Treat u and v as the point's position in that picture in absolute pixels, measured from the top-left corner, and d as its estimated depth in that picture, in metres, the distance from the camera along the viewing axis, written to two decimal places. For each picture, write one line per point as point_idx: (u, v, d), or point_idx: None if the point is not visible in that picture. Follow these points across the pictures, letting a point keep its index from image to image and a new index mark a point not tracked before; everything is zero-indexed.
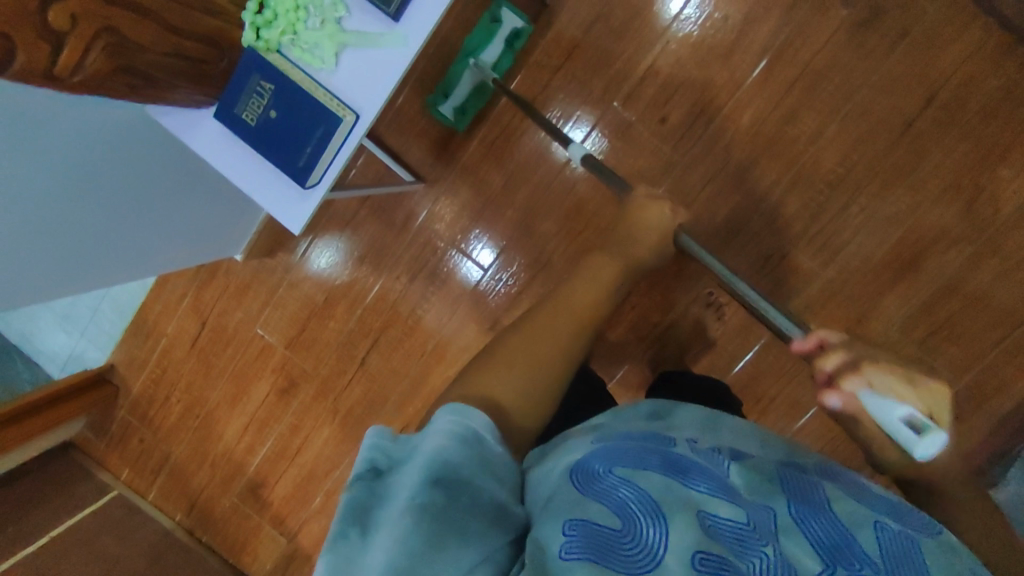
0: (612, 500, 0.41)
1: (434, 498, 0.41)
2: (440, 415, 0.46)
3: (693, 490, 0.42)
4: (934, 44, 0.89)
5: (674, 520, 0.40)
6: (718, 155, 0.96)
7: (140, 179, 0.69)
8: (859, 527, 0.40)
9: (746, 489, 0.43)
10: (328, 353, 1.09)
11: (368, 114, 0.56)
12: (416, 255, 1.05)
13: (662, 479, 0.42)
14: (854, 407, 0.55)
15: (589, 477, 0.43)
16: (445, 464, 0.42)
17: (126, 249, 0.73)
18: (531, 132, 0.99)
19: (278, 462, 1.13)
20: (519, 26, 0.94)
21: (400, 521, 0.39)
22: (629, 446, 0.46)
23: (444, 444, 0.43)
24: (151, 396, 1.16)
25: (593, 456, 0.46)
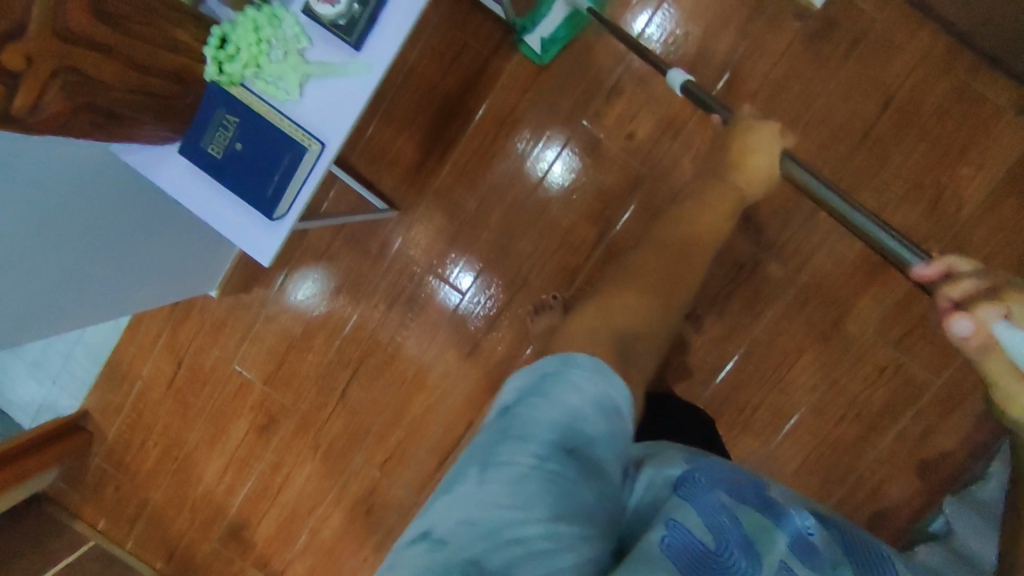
0: (710, 518, 0.43)
1: (563, 462, 0.45)
2: (573, 374, 0.50)
3: (788, 530, 0.43)
4: (885, 52, 0.92)
5: (765, 556, 0.41)
6: (688, 167, 0.97)
7: (113, 220, 0.68)
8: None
9: (836, 549, 0.43)
10: (307, 387, 1.08)
11: (334, 143, 0.57)
12: (392, 283, 1.04)
13: (756, 511, 0.44)
14: (983, 339, 0.50)
15: (692, 489, 0.46)
16: (577, 433, 0.47)
17: (101, 290, 0.72)
18: (502, 154, 1.00)
19: (261, 502, 1.10)
20: None
21: (525, 472, 0.45)
22: (727, 475, 0.48)
23: (579, 407, 0.48)
24: (127, 441, 1.13)
25: (696, 472, 0.48)
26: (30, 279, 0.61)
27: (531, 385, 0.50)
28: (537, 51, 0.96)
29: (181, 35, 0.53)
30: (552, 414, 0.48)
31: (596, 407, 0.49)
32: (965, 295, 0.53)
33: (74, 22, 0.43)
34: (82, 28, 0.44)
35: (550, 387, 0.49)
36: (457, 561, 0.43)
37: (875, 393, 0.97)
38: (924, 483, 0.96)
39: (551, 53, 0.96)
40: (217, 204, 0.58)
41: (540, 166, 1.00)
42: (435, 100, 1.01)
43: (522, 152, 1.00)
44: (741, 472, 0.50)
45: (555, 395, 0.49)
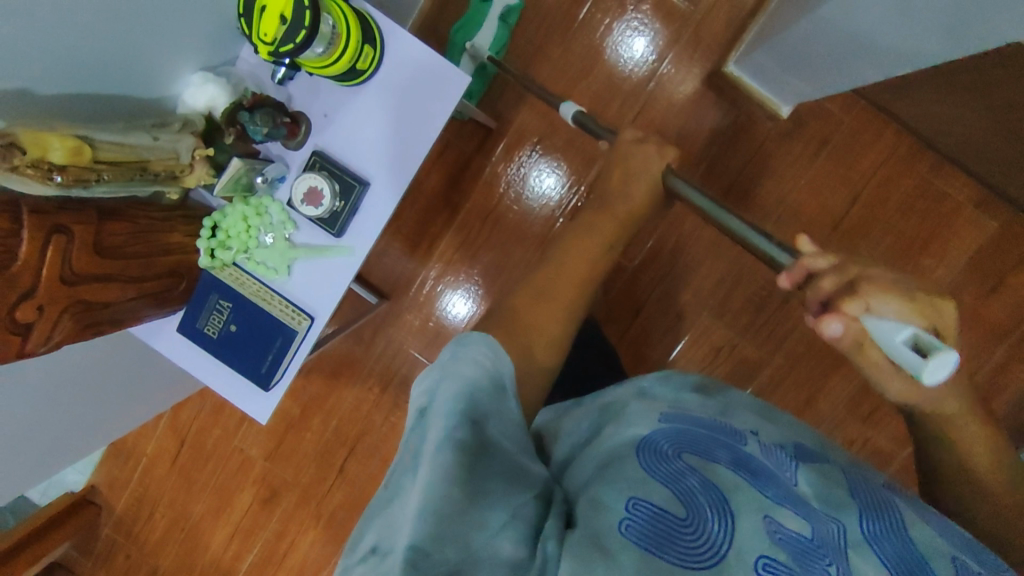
0: (677, 486, 0.42)
1: (469, 435, 0.43)
2: (466, 350, 0.48)
3: (765, 494, 0.42)
4: (854, 150, 0.97)
5: (740, 517, 0.40)
6: (666, 259, 1.03)
7: (114, 379, 0.72)
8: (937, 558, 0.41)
9: (816, 500, 0.44)
10: (307, 463, 1.13)
11: (322, 317, 0.60)
12: (385, 365, 1.09)
13: (732, 474, 0.43)
14: (860, 336, 0.42)
15: (658, 456, 0.45)
16: (479, 402, 0.45)
17: (95, 426, 0.77)
18: (489, 244, 1.03)
19: (267, 568, 1.16)
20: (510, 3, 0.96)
21: (439, 453, 0.41)
22: (696, 435, 0.48)
23: (474, 380, 0.46)
24: (135, 513, 1.18)
25: (659, 435, 0.47)
26: (33, 446, 0.66)
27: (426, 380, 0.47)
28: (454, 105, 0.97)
29: (174, 236, 0.56)
30: (452, 388, 0.45)
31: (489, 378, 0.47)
32: (827, 292, 0.44)
33: (77, 265, 0.47)
34: (83, 267, 0.48)
35: (443, 371, 0.47)
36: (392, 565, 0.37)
37: None
38: None
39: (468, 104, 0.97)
40: (214, 377, 0.62)
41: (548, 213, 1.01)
42: (422, 192, 1.04)
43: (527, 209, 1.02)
44: (720, 431, 0.50)
45: (449, 369, 0.47)
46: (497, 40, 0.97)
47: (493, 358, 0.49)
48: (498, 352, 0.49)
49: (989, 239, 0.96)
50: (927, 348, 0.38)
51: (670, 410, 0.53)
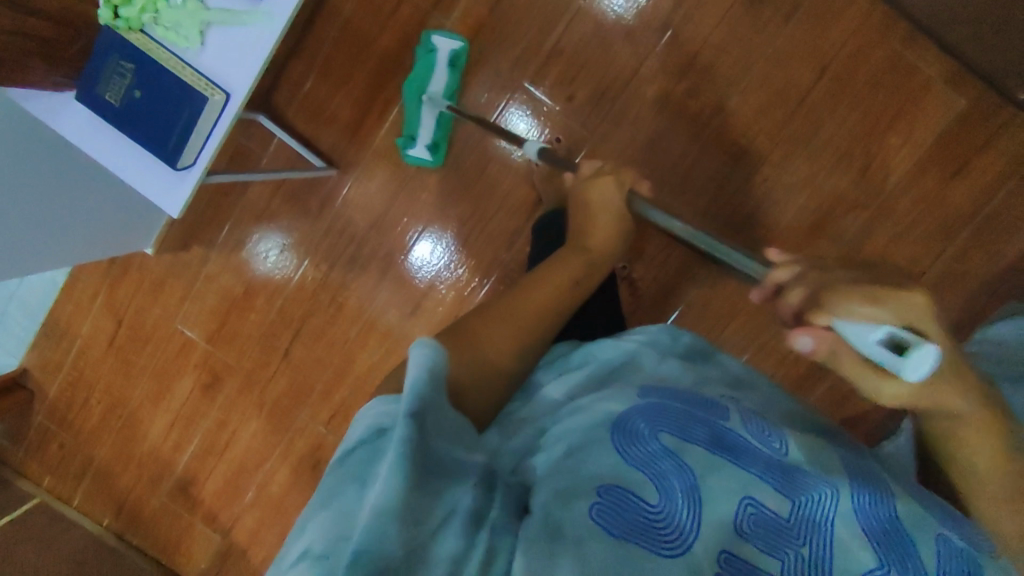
0: (648, 471, 0.48)
1: (412, 442, 0.41)
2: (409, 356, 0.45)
3: (747, 471, 0.48)
4: (823, 20, 0.94)
5: (709, 505, 0.46)
6: (624, 131, 0.98)
7: (34, 180, 0.70)
8: (926, 539, 0.46)
9: (808, 462, 0.50)
10: (250, 346, 1.08)
11: (237, 93, 0.68)
12: (334, 243, 1.04)
13: (704, 454, 0.49)
14: (834, 345, 0.52)
15: (633, 435, 0.49)
16: (419, 408, 0.42)
17: (21, 251, 0.73)
18: (445, 113, 1.00)
19: (207, 458, 1.13)
20: (455, 47, 0.97)
21: (379, 469, 0.40)
22: (676, 412, 0.52)
23: (423, 382, 0.44)
24: (69, 399, 1.13)
25: (636, 412, 0.51)
26: None
27: None
28: (427, 157, 0.99)
29: None
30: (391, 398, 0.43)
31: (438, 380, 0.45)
32: (800, 305, 0.55)
33: None
34: None
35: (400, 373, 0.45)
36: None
37: (803, 352, 1.00)
38: None
39: (441, 152, 0.99)
40: (121, 152, 0.69)
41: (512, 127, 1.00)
42: (375, 55, 1.01)
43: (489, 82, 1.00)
44: (695, 401, 0.54)
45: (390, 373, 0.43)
46: (450, 86, 0.97)
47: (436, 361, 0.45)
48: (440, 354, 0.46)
49: (958, 116, 0.93)
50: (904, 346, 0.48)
51: (647, 386, 0.56)
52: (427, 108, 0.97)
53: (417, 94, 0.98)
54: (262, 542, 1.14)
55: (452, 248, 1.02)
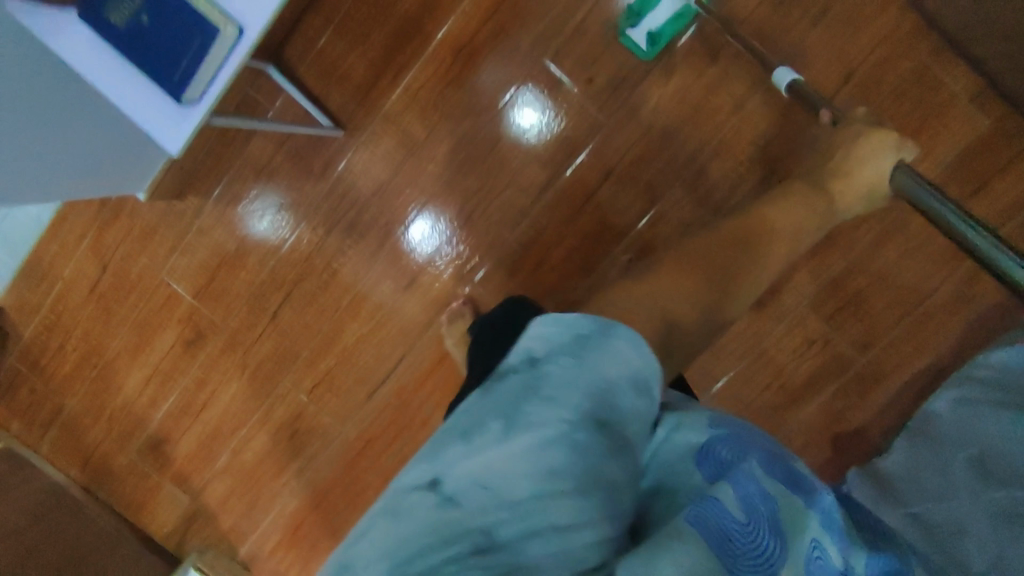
0: (739, 492, 0.37)
1: (595, 435, 0.39)
2: (620, 343, 0.43)
3: (813, 514, 0.38)
4: (850, 26, 0.93)
5: (793, 540, 0.36)
6: (640, 121, 0.97)
7: (32, 105, 0.69)
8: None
9: (861, 536, 0.39)
10: (238, 305, 1.04)
11: (251, 28, 0.66)
12: (334, 207, 1.01)
13: (791, 492, 0.38)
14: None
15: (718, 460, 0.39)
16: (611, 407, 0.41)
17: (10, 178, 0.73)
18: (461, 85, 0.98)
19: (182, 418, 1.09)
20: None
21: (552, 445, 0.38)
22: (755, 441, 0.42)
23: (623, 381, 0.42)
24: (44, 343, 1.08)
25: (718, 437, 0.41)
26: None
27: (560, 338, 0.43)
28: (643, 46, 0.93)
29: None
30: (587, 382, 0.41)
31: (635, 382, 0.43)
32: None
33: None
34: None
35: (588, 351, 0.42)
36: (465, 540, 0.36)
37: (801, 365, 0.98)
38: (836, 457, 0.96)
39: (656, 47, 0.93)
40: (122, 81, 0.68)
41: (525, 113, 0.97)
42: (394, 17, 0.99)
43: (508, 54, 0.97)
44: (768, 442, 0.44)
45: (600, 354, 0.42)
46: None
47: (646, 359, 0.44)
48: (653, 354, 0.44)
49: (978, 136, 0.92)
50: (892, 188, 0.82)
51: (717, 417, 0.45)
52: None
53: None
54: (230, 509, 1.11)
55: (456, 223, 1.00)
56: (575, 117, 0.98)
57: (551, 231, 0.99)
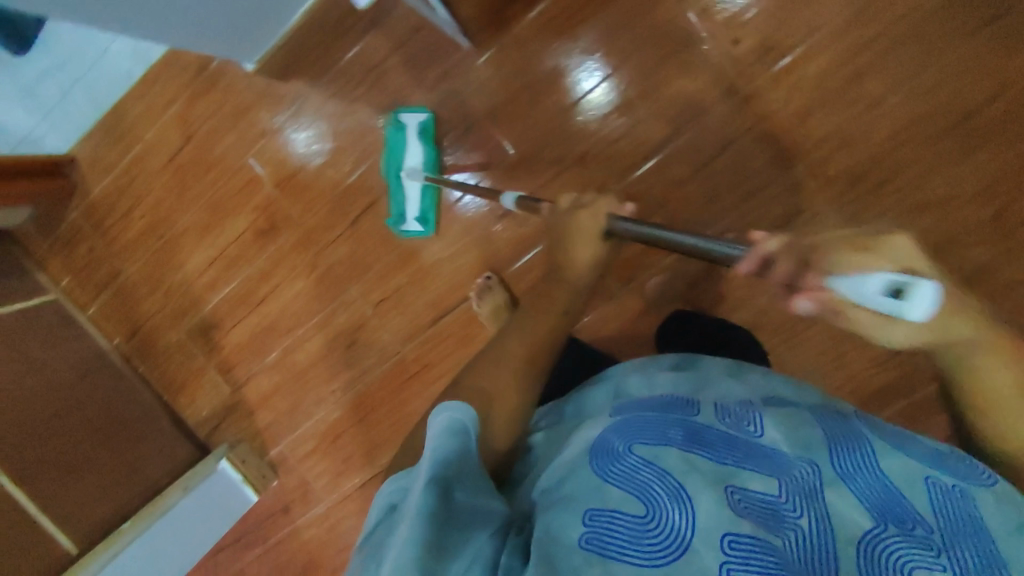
0: (630, 485, 0.48)
1: (446, 499, 0.48)
2: (439, 413, 0.56)
3: (722, 466, 0.48)
4: (1015, 40, 0.86)
5: (696, 498, 0.46)
6: (779, 95, 0.92)
7: None
8: (913, 485, 0.46)
9: (794, 447, 0.50)
10: (320, 203, 1.00)
11: None
12: (440, 122, 0.96)
13: (681, 454, 0.49)
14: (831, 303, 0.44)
15: (612, 457, 0.51)
16: (450, 467, 0.50)
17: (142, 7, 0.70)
18: (599, 21, 0.92)
19: (238, 307, 1.06)
20: (422, 120, 0.94)
21: (414, 522, 0.46)
22: (647, 425, 0.54)
23: (438, 444, 0.52)
24: (111, 203, 1.05)
25: (613, 436, 0.54)
26: None
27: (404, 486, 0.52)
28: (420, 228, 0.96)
29: None
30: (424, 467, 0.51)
31: (448, 432, 0.54)
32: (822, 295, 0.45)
33: None
34: None
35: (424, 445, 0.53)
36: None
37: (879, 375, 0.94)
38: None
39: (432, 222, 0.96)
40: None
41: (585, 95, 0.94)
42: None
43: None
44: (677, 408, 0.57)
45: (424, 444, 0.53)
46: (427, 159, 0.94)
47: (462, 415, 0.56)
48: (464, 409, 0.56)
49: None
50: (904, 288, 0.39)
51: (615, 416, 0.58)
52: (409, 184, 0.94)
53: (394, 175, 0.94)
54: (271, 407, 1.09)
55: (561, 165, 0.95)
56: (712, 78, 0.92)
57: (654, 194, 0.93)
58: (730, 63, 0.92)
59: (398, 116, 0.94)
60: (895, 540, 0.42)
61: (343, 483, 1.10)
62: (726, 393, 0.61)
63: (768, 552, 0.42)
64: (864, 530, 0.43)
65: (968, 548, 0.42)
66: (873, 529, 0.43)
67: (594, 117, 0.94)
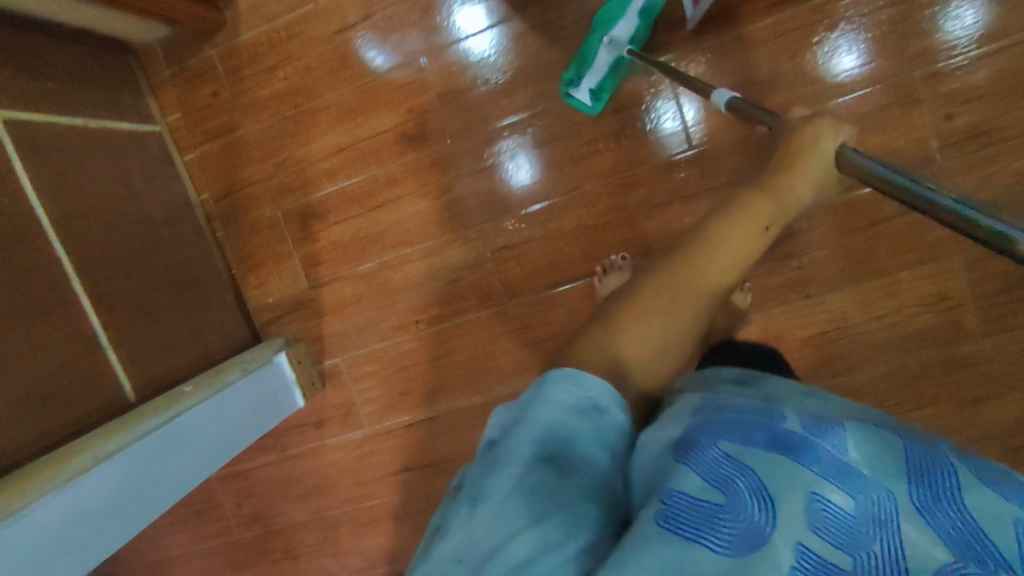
0: (709, 474, 0.39)
1: (545, 473, 0.43)
2: (556, 379, 0.49)
3: (803, 467, 0.38)
4: None
5: (782, 502, 0.37)
6: (976, 178, 0.87)
7: None
8: (1010, 525, 0.32)
9: (866, 458, 0.38)
10: (479, 129, 0.96)
11: None
12: (635, 90, 0.93)
13: (765, 454, 0.39)
14: None
15: (693, 449, 0.41)
16: (561, 442, 0.45)
17: None
18: (824, 48, 0.88)
19: (351, 204, 1.00)
20: (627, 36, 0.89)
21: (512, 494, 0.42)
22: (732, 416, 0.44)
23: (561, 414, 0.47)
24: (256, 54, 0.99)
25: (701, 428, 0.43)
26: None
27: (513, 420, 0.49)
28: (589, 102, 0.92)
29: None
30: (531, 430, 0.46)
31: (575, 409, 0.47)
32: None
33: None
34: None
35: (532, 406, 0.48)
36: None
37: None
38: None
39: (600, 103, 0.92)
40: None
41: (679, 127, 0.92)
42: None
43: (894, 49, 0.87)
44: (753, 411, 0.44)
45: (537, 407, 0.48)
46: (639, 31, 0.90)
47: (586, 385, 0.49)
48: (590, 378, 0.49)
49: None
50: None
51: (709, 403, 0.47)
52: (601, 53, 0.89)
53: (597, 34, 0.88)
54: (344, 316, 1.03)
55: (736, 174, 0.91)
56: (915, 145, 0.88)
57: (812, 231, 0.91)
58: (935, 132, 0.87)
59: (608, 15, 0.87)
60: None
61: (389, 418, 1.04)
62: (810, 401, 0.46)
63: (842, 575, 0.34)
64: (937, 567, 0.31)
65: None
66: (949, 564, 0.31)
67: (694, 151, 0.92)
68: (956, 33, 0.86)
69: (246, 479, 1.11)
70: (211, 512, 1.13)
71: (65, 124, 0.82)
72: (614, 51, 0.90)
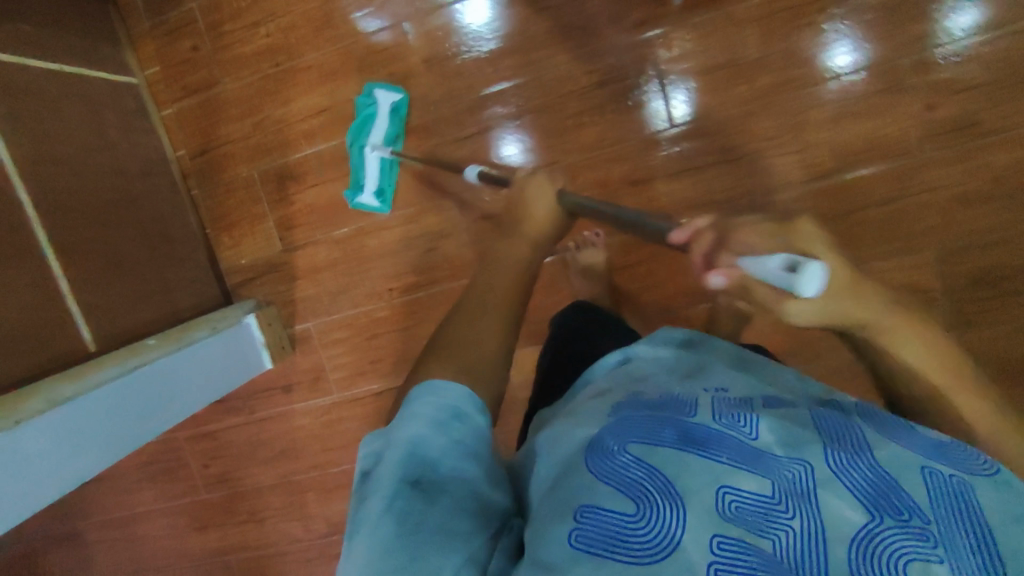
0: (616, 481, 0.37)
1: (412, 500, 0.41)
2: (417, 395, 0.46)
3: (716, 460, 0.37)
4: None
5: (691, 500, 0.36)
6: (959, 171, 0.86)
7: None
8: (912, 475, 0.35)
9: (781, 435, 0.39)
10: (460, 97, 0.94)
11: None
12: (620, 65, 0.91)
13: (675, 453, 0.38)
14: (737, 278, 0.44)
15: (602, 454, 0.39)
16: (424, 463, 0.43)
17: None
18: (815, 30, 0.86)
19: (329, 167, 0.99)
20: (394, 100, 0.94)
21: (381, 522, 0.41)
22: (642, 413, 0.42)
23: (421, 435, 0.44)
24: (238, 10, 0.97)
25: (606, 430, 0.42)
26: None
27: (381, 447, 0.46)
28: (375, 206, 0.97)
29: None
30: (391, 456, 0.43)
31: (438, 421, 0.45)
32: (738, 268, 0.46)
33: None
34: None
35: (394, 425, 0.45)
36: None
37: None
38: None
39: (387, 199, 0.97)
40: None
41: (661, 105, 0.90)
42: None
43: (887, 35, 0.85)
44: (657, 405, 0.43)
45: (397, 426, 0.45)
46: (390, 137, 0.95)
47: (447, 392, 0.47)
48: (451, 386, 0.47)
49: None
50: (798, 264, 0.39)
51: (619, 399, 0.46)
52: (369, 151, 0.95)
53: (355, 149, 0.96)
54: (317, 281, 1.02)
55: (718, 155, 0.90)
56: (900, 135, 0.86)
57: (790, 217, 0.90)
58: (922, 123, 0.86)
59: (365, 103, 0.94)
60: (890, 534, 0.33)
61: (358, 385, 1.03)
62: (727, 380, 0.48)
63: (758, 559, 0.33)
64: (859, 526, 0.33)
65: (970, 547, 0.32)
66: (866, 524, 0.33)
67: (676, 130, 0.90)
68: (949, 21, 0.84)
69: (213, 440, 1.11)
70: (176, 472, 1.13)
71: (40, 69, 0.80)
72: (377, 159, 0.95)
